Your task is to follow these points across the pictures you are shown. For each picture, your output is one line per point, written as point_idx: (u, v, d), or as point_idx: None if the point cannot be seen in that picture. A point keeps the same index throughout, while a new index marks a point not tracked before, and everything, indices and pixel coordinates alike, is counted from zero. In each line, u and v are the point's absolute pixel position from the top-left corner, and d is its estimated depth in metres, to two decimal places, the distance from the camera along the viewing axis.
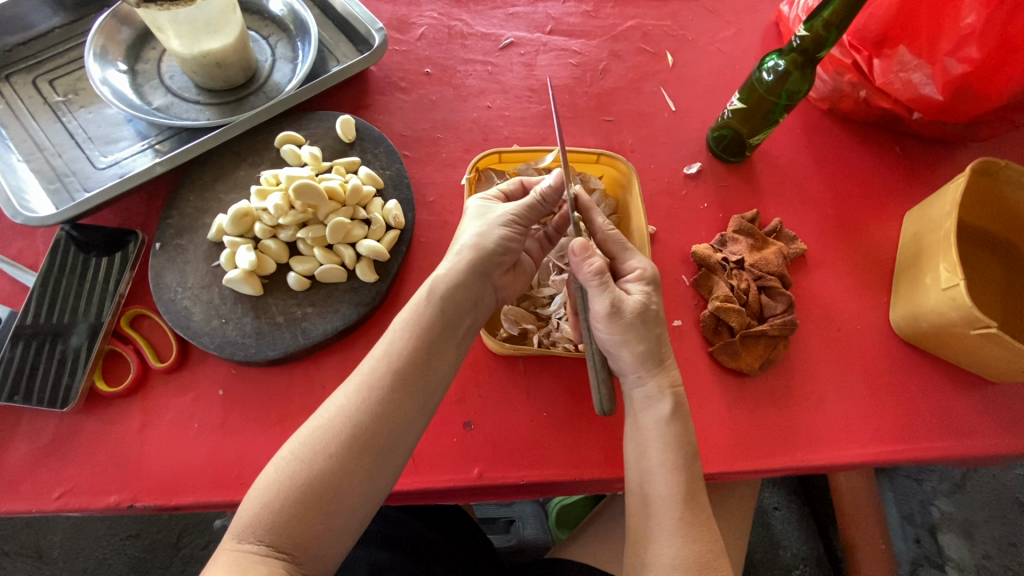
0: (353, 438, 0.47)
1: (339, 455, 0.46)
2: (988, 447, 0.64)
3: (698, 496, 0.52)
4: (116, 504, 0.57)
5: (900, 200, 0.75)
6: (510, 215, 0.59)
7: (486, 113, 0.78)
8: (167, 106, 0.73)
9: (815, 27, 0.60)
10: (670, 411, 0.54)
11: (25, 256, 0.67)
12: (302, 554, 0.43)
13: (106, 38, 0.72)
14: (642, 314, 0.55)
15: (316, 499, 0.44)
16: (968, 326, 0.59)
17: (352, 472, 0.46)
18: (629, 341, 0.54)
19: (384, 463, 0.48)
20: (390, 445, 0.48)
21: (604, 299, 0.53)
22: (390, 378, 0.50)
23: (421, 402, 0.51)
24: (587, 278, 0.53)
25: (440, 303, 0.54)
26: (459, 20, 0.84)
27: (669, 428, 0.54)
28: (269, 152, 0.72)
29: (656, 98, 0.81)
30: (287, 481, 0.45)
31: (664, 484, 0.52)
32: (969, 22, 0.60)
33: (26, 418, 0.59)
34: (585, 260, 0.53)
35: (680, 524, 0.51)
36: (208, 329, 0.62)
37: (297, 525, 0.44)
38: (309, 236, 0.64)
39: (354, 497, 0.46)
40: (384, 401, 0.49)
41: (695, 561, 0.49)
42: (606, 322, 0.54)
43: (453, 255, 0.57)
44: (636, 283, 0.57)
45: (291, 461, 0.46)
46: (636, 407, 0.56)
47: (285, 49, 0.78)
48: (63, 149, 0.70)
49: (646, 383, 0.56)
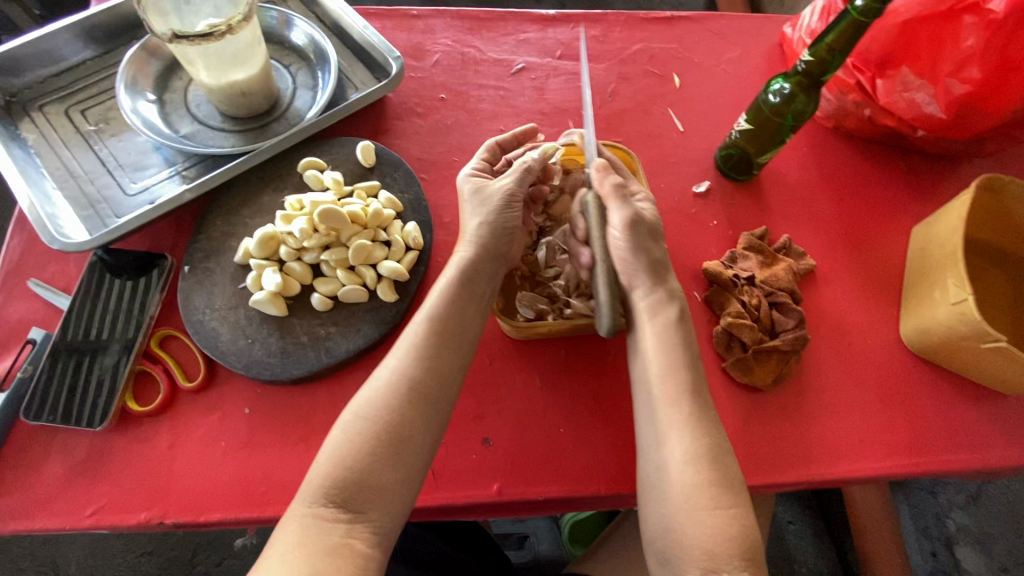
0: (410, 392, 0.53)
1: (397, 408, 0.52)
2: (1002, 459, 0.64)
3: (703, 395, 0.55)
4: (146, 520, 0.58)
5: (906, 215, 0.77)
6: (507, 189, 0.63)
7: (499, 136, 0.81)
8: (193, 133, 0.76)
9: (819, 51, 0.62)
10: (677, 315, 0.58)
11: (58, 279, 0.69)
12: (371, 510, 0.48)
13: (136, 70, 0.76)
14: (653, 227, 0.61)
15: (386, 452, 0.50)
16: (978, 339, 0.60)
17: (410, 422, 0.52)
18: (644, 248, 0.59)
19: (436, 415, 0.53)
20: (437, 396, 0.54)
21: (625, 210, 0.59)
22: (432, 338, 0.56)
23: (456, 360, 0.56)
24: (607, 193, 0.60)
25: (468, 274, 0.60)
26: (471, 46, 0.87)
27: (674, 330, 0.57)
28: (292, 176, 0.74)
29: (665, 119, 0.83)
30: (353, 440, 0.50)
31: (671, 383, 0.55)
32: (969, 44, 0.62)
33: (60, 437, 0.61)
34: (605, 176, 0.60)
35: (688, 419, 0.53)
36: (235, 349, 0.64)
37: (367, 479, 0.49)
38: (332, 259, 0.66)
39: (419, 445, 0.52)
40: (429, 358, 0.55)
41: (702, 454, 0.52)
42: (625, 232, 0.59)
43: (468, 240, 0.62)
44: (644, 202, 0.63)
45: (355, 422, 0.51)
46: (642, 317, 0.59)
47: (306, 77, 0.81)
48: (95, 176, 0.73)
49: (654, 292, 0.59)
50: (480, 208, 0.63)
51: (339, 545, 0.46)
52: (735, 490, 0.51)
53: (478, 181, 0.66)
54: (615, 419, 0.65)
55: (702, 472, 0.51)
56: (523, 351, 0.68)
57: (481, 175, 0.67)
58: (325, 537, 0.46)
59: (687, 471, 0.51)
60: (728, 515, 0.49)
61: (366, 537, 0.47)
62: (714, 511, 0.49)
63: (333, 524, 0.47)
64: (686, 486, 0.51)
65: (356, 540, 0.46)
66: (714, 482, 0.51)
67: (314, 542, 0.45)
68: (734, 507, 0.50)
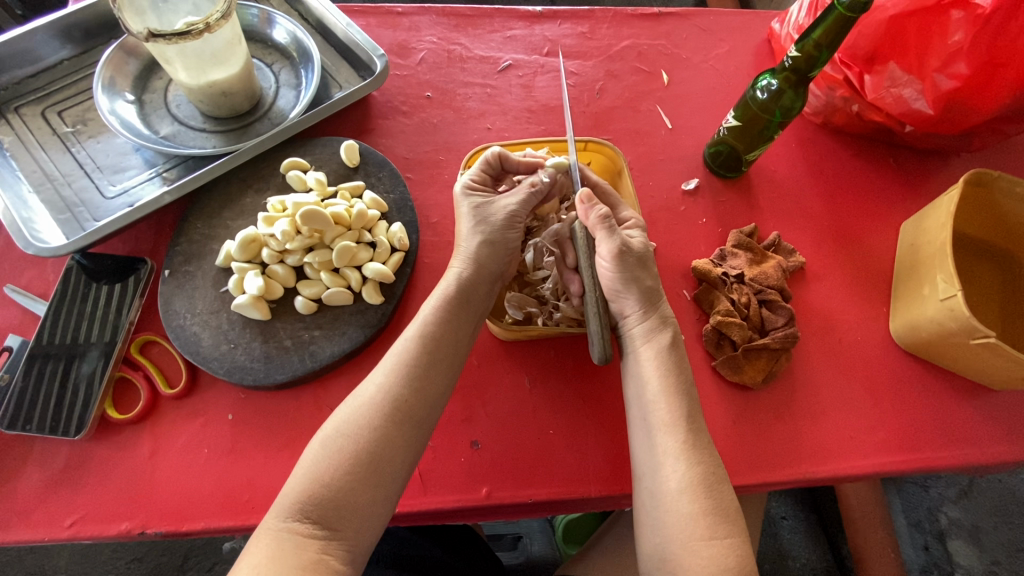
0: (395, 410, 0.52)
1: (380, 426, 0.51)
2: (993, 455, 0.64)
3: (698, 421, 0.54)
4: (127, 531, 0.57)
5: (895, 211, 0.77)
6: (510, 209, 0.62)
7: (486, 134, 0.80)
8: (174, 134, 0.75)
9: (807, 46, 0.61)
10: (670, 341, 0.58)
11: (36, 284, 0.68)
12: (347, 527, 0.47)
13: (114, 70, 0.74)
14: (643, 256, 0.59)
15: (366, 471, 0.49)
16: (968, 336, 0.59)
17: (393, 442, 0.51)
18: (634, 278, 0.58)
19: (417, 431, 0.53)
20: (422, 416, 0.53)
21: (611, 241, 0.57)
22: (420, 355, 0.55)
23: (445, 377, 0.56)
24: (594, 224, 0.58)
25: (465, 293, 0.59)
26: (457, 44, 0.86)
27: (667, 356, 0.57)
28: (275, 178, 0.73)
29: (653, 116, 0.83)
30: (333, 456, 0.49)
31: (666, 410, 0.54)
32: (956, 39, 0.62)
33: (38, 446, 0.60)
34: (591, 208, 0.58)
35: (683, 447, 0.52)
36: (217, 354, 0.63)
37: (345, 496, 0.48)
38: (316, 261, 0.65)
39: (400, 462, 0.51)
40: (417, 376, 0.54)
41: (697, 483, 0.51)
42: (613, 262, 0.57)
43: (463, 257, 0.61)
44: (634, 228, 0.62)
45: (335, 437, 0.50)
46: (635, 343, 0.59)
47: (288, 76, 0.80)
48: (72, 179, 0.71)
49: (647, 319, 0.59)
50: (478, 223, 0.62)
51: (314, 561, 0.44)
52: (731, 519, 0.50)
53: (478, 202, 0.63)
54: (604, 420, 0.64)
55: (698, 501, 0.50)
56: (511, 353, 0.67)
57: (480, 190, 0.64)
58: (299, 552, 0.45)
59: (683, 500, 0.50)
60: (723, 545, 0.48)
61: (342, 553, 0.46)
62: (710, 541, 0.48)
63: (309, 539, 0.45)
64: (682, 516, 0.50)
65: (332, 556, 0.46)
66: (709, 511, 0.50)
67: (289, 557, 0.44)
68: (730, 536, 0.49)
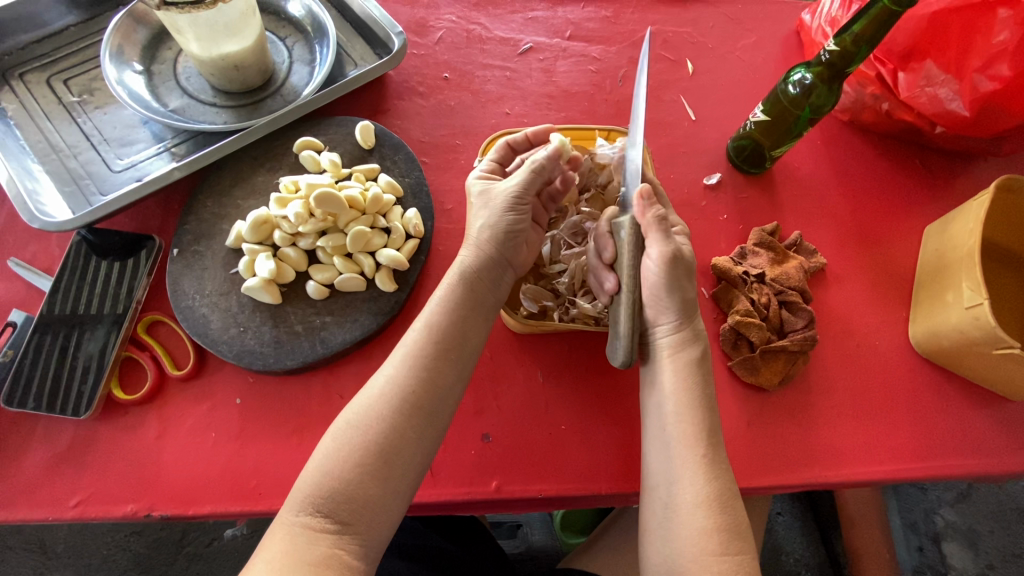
0: (406, 405, 0.51)
1: (391, 420, 0.50)
2: (1007, 466, 0.63)
3: (716, 436, 0.53)
4: (132, 513, 0.56)
5: (920, 215, 0.75)
6: (514, 190, 0.58)
7: (505, 119, 0.77)
8: (183, 108, 0.72)
9: (844, 41, 0.59)
10: (699, 355, 0.56)
11: (40, 258, 0.67)
12: (362, 524, 0.46)
13: (122, 38, 0.71)
14: (691, 264, 0.57)
15: (377, 466, 0.48)
16: (991, 345, 0.58)
17: (406, 441, 0.50)
18: (677, 287, 0.56)
19: (429, 429, 0.51)
20: (439, 417, 0.52)
21: (665, 245, 0.54)
22: (436, 353, 0.53)
23: (458, 375, 0.54)
24: (648, 223, 0.55)
25: (470, 279, 0.57)
26: (477, 24, 0.83)
27: (695, 370, 0.55)
28: (288, 157, 0.71)
29: (676, 106, 0.80)
30: (348, 453, 0.48)
31: (684, 423, 0.53)
32: (1001, 39, 0.61)
33: (42, 424, 0.59)
34: (649, 205, 0.55)
35: (703, 462, 0.51)
36: (226, 337, 0.61)
37: (357, 491, 0.47)
38: (329, 245, 0.63)
39: (414, 460, 0.50)
40: (429, 370, 0.52)
41: (711, 497, 0.50)
42: (661, 267, 0.55)
43: (473, 243, 0.59)
44: (679, 235, 0.61)
45: (349, 434, 0.49)
46: (662, 353, 0.57)
47: (302, 51, 0.77)
48: (78, 151, 0.69)
49: (680, 330, 0.57)
50: (483, 210, 0.60)
51: (327, 557, 0.44)
52: (742, 536, 0.49)
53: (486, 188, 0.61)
54: (617, 417, 0.63)
55: (709, 517, 0.49)
56: (524, 346, 0.66)
57: (490, 179, 0.62)
58: (312, 547, 0.44)
59: (695, 514, 0.50)
60: (733, 561, 0.48)
61: (355, 549, 0.45)
62: (720, 557, 0.48)
63: (321, 534, 0.45)
64: (693, 530, 0.49)
65: (344, 551, 0.45)
66: (720, 527, 0.49)
67: (302, 552, 0.44)
68: (741, 553, 0.48)
